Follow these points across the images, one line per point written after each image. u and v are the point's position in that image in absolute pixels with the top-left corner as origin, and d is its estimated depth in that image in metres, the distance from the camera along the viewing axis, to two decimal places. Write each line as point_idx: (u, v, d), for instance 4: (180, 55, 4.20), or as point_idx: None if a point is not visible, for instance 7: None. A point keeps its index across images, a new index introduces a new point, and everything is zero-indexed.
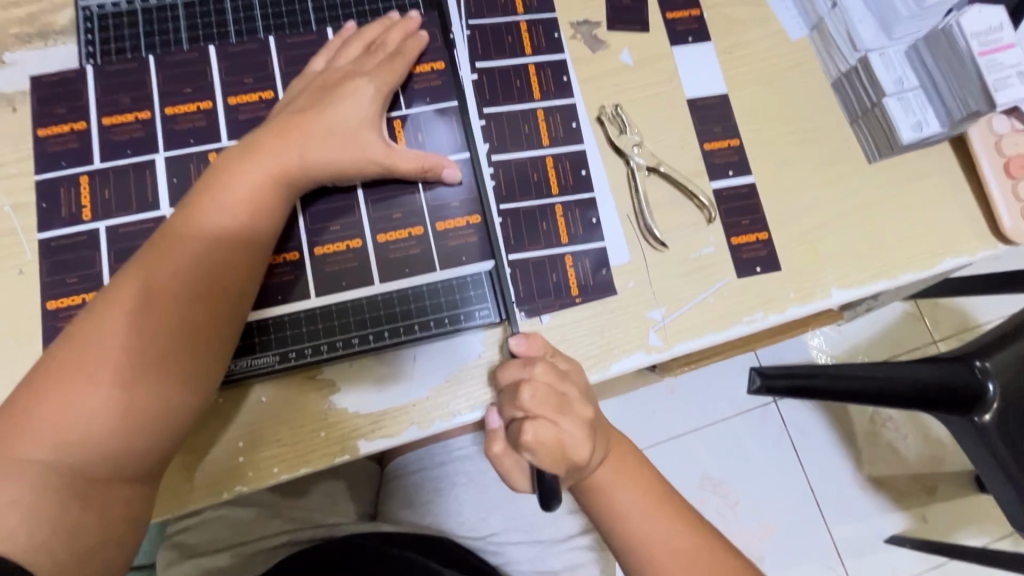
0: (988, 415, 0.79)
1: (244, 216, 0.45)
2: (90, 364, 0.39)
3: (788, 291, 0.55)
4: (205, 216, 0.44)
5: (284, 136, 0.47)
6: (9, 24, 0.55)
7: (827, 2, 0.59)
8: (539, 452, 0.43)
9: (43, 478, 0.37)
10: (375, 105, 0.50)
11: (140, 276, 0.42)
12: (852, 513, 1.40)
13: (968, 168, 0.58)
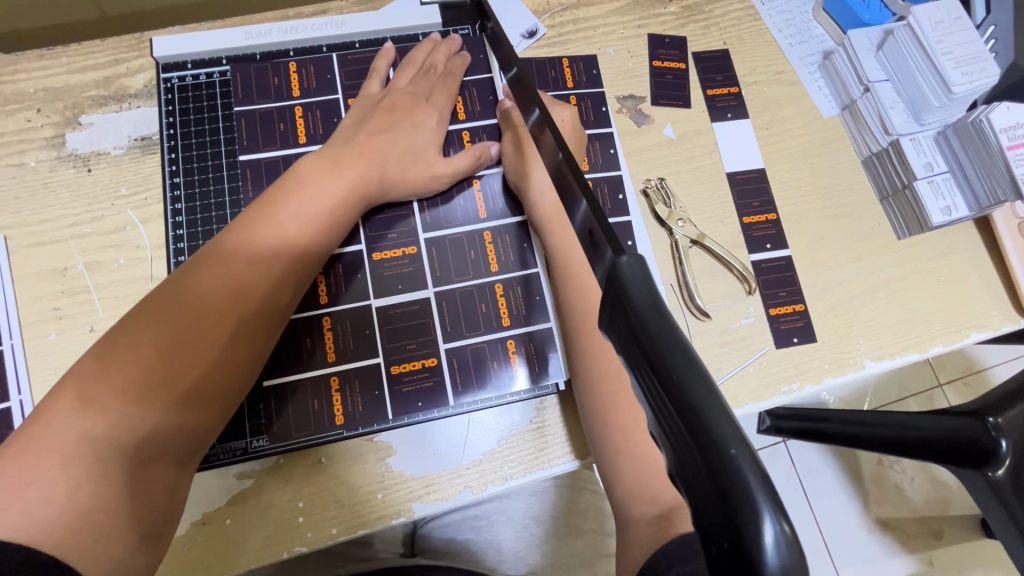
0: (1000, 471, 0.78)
1: (321, 230, 0.48)
2: (154, 344, 0.40)
3: (822, 362, 0.58)
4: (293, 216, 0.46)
5: (365, 152, 0.51)
6: (87, 87, 0.58)
7: (859, 86, 0.62)
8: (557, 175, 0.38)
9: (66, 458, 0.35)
10: (438, 127, 0.56)
11: (184, 303, 0.41)
12: (859, 553, 1.41)
13: (992, 246, 0.62)
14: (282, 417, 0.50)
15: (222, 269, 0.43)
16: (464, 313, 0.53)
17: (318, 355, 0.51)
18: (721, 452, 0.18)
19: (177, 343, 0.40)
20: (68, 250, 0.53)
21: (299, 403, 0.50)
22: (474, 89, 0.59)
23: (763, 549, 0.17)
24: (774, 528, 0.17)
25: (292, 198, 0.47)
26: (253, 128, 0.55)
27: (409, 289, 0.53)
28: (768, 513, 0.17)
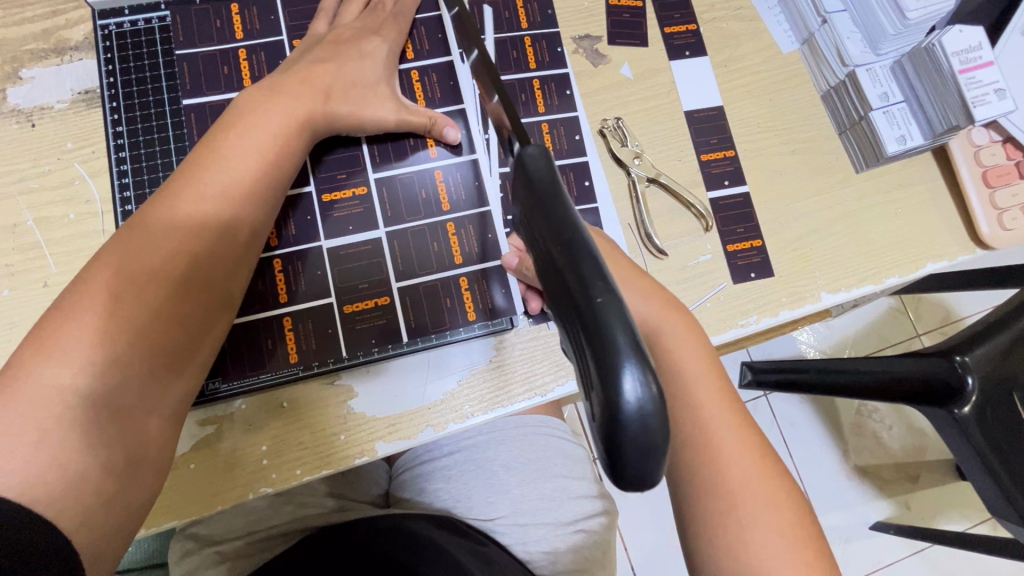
0: (966, 406, 0.80)
1: (270, 157, 0.46)
2: (114, 290, 0.39)
3: (780, 296, 0.58)
4: (236, 148, 0.45)
5: (305, 82, 0.49)
6: (25, 40, 0.56)
7: (817, 18, 0.61)
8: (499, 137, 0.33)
9: (47, 409, 0.34)
10: (387, 63, 0.54)
11: (141, 248, 0.41)
12: (838, 500, 1.46)
13: (949, 177, 0.62)
14: (238, 357, 0.50)
15: (175, 207, 0.42)
16: (418, 253, 0.53)
17: (271, 296, 0.51)
18: (590, 303, 0.21)
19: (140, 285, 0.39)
20: (16, 206, 0.53)
21: (254, 343, 0.51)
22: (425, 32, 0.57)
23: (625, 397, 0.20)
24: (637, 379, 0.20)
25: (235, 130, 0.46)
26: (195, 76, 0.54)
27: (361, 228, 0.53)
28: (628, 368, 0.20)
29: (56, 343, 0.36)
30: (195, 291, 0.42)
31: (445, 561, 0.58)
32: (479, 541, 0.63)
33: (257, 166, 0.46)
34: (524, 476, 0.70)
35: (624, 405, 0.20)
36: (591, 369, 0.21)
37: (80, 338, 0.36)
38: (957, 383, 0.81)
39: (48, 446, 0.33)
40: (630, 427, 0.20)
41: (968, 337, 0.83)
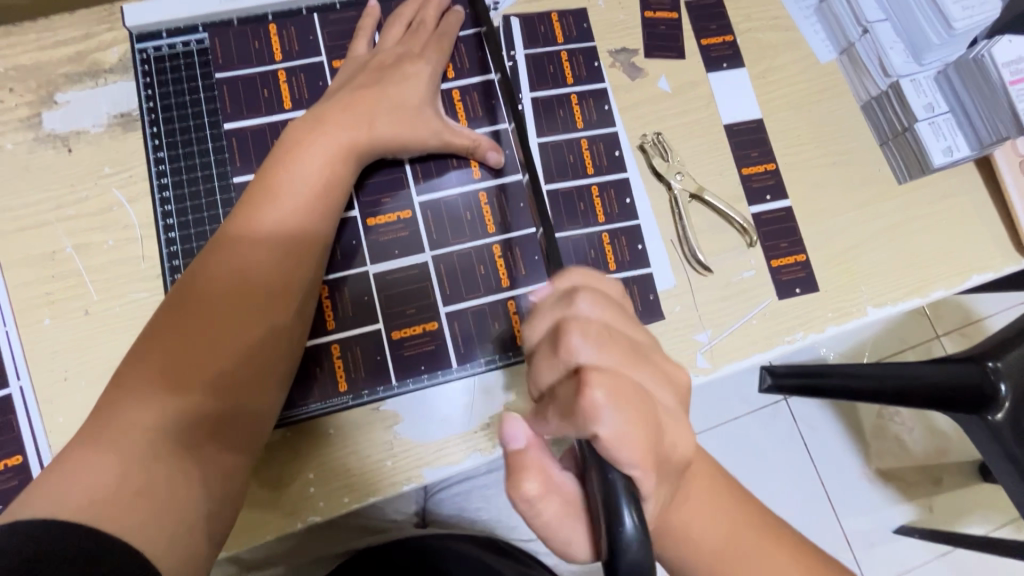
0: (999, 414, 0.80)
1: (319, 184, 0.47)
2: (181, 332, 0.40)
3: (826, 312, 0.57)
4: (286, 181, 0.46)
5: (349, 109, 0.49)
6: (59, 63, 0.55)
7: (857, 28, 0.60)
8: (621, 407, 0.31)
9: (127, 446, 0.36)
10: (431, 84, 0.53)
11: (204, 288, 0.42)
12: (861, 504, 1.45)
13: (993, 188, 0.61)
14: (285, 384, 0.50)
15: (232, 248, 0.43)
16: (464, 275, 0.53)
17: (317, 321, 0.50)
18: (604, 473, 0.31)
19: (204, 325, 0.41)
20: (55, 233, 0.52)
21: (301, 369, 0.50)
22: (465, 50, 0.57)
23: (624, 527, 0.30)
24: (631, 515, 0.30)
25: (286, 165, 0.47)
26: (235, 100, 0.53)
27: (406, 252, 0.52)
28: (626, 509, 0.30)
29: (136, 384, 0.39)
30: (251, 325, 0.42)
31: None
32: (525, 562, 0.62)
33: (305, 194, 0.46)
34: None
35: (624, 536, 0.29)
36: (601, 498, 0.31)
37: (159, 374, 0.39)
38: (989, 390, 0.80)
39: (128, 476, 0.35)
40: (627, 552, 0.29)
41: (995, 343, 0.83)
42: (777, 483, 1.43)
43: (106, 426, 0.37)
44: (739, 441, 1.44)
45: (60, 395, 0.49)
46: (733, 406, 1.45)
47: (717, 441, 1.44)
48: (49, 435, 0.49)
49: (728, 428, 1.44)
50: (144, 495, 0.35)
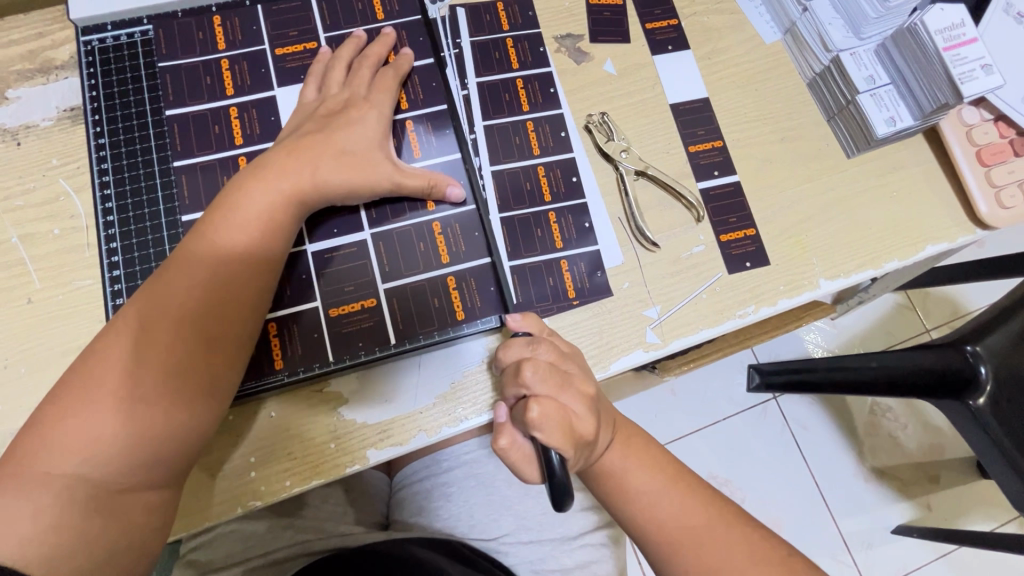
0: (982, 398, 0.78)
1: (258, 232, 0.46)
2: (107, 381, 0.40)
3: (778, 285, 0.57)
4: (224, 231, 0.45)
5: (295, 156, 0.48)
6: (11, 61, 0.57)
7: (797, 7, 0.61)
8: (545, 428, 0.42)
9: (55, 495, 0.38)
10: (380, 127, 0.52)
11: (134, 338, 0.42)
12: (857, 504, 1.41)
13: (943, 160, 0.61)
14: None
15: (163, 296, 0.43)
16: (403, 253, 0.53)
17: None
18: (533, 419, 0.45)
19: (133, 378, 0.41)
20: (1, 224, 0.53)
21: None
22: (411, 40, 0.59)
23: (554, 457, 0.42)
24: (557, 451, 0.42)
25: (223, 209, 0.46)
26: (177, 87, 0.54)
27: (345, 232, 0.52)
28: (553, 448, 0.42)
29: (63, 437, 0.39)
30: (186, 385, 0.42)
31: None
32: (483, 569, 0.58)
33: (243, 247, 0.45)
34: (527, 489, 0.66)
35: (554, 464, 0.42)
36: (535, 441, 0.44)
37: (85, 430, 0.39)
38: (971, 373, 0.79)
39: (47, 525, 0.37)
40: (555, 476, 0.41)
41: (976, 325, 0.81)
42: (770, 484, 1.40)
43: (30, 473, 0.38)
44: (727, 442, 1.42)
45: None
46: (721, 406, 1.43)
47: (705, 441, 1.42)
48: None
49: (717, 429, 1.42)
50: (68, 549, 0.37)
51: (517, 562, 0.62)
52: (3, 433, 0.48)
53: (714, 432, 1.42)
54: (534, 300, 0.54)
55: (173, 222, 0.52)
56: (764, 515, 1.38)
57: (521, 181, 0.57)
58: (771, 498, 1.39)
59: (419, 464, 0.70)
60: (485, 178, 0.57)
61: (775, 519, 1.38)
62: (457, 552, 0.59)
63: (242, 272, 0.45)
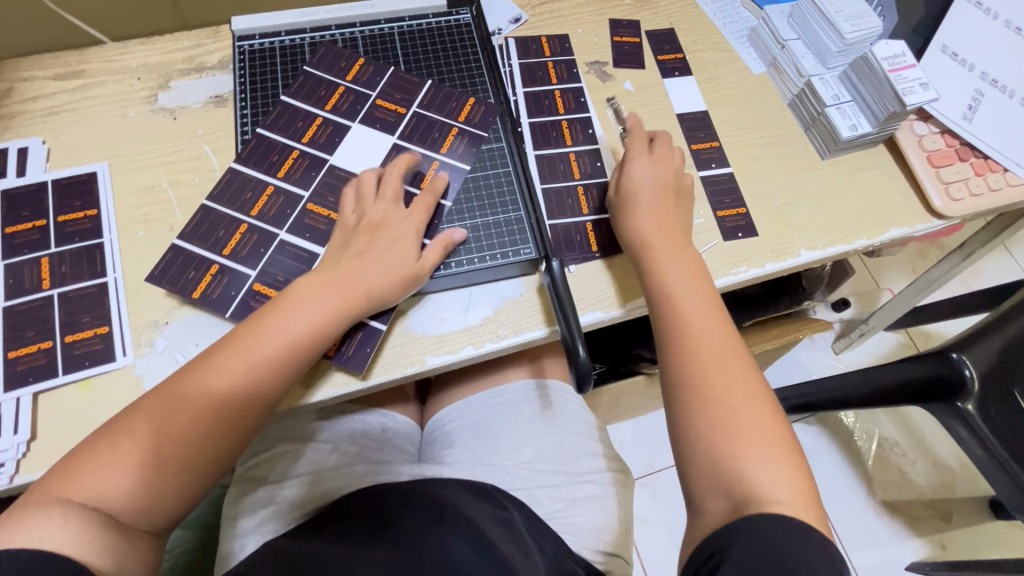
0: (971, 401, 0.94)
1: (304, 333, 0.55)
2: (153, 434, 0.49)
3: (765, 251, 0.69)
4: (277, 327, 0.54)
5: (349, 272, 0.58)
6: (177, 62, 0.75)
7: (777, 46, 0.78)
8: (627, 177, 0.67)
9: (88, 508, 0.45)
10: (418, 246, 0.61)
11: (184, 405, 0.50)
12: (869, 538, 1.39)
13: (902, 164, 0.74)
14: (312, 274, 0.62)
15: (215, 374, 0.52)
16: (463, 203, 0.67)
17: (314, 229, 0.65)
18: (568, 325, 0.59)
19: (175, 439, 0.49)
20: (157, 173, 0.68)
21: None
22: (473, 56, 0.76)
23: (581, 357, 0.56)
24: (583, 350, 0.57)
25: (279, 303, 0.55)
26: (303, 84, 0.72)
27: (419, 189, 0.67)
28: (581, 349, 0.57)
29: (105, 473, 0.47)
30: (214, 449, 0.51)
31: (459, 529, 0.60)
32: (500, 505, 0.65)
33: (283, 341, 0.54)
34: (548, 429, 0.75)
35: (579, 359, 0.57)
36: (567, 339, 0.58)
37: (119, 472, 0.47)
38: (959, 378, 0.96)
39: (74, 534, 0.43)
40: (579, 367, 0.56)
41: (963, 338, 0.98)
42: None
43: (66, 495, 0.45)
44: None
45: (142, 287, 0.62)
46: None
47: None
48: (129, 314, 0.61)
49: None
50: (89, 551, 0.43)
51: (527, 495, 0.69)
52: (141, 322, 0.61)
53: None
54: (564, 249, 0.67)
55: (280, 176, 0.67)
56: None
57: (557, 161, 0.72)
58: None
59: (454, 408, 0.79)
60: (532, 159, 0.72)
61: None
62: (479, 488, 0.67)
63: (284, 367, 0.54)
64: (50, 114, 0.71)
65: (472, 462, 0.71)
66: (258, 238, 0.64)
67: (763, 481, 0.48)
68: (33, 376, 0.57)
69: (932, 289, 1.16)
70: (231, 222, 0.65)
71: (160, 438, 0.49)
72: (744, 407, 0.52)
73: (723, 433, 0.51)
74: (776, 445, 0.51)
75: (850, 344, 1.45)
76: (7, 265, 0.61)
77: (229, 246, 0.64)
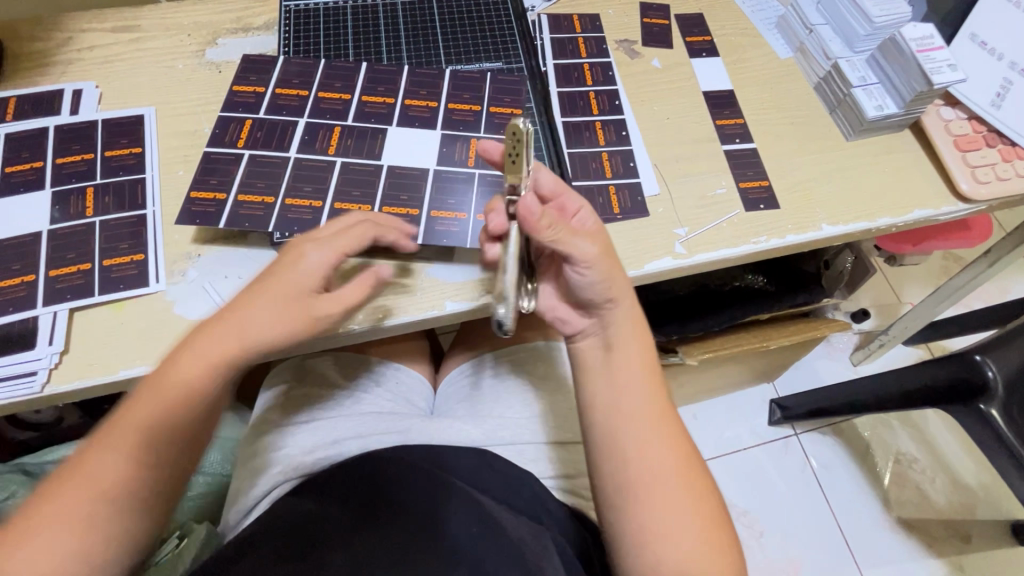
0: (994, 405, 0.88)
1: (189, 377, 0.49)
2: (71, 508, 0.46)
3: (787, 224, 0.69)
4: (171, 371, 0.49)
5: (227, 316, 0.51)
6: (225, 23, 0.79)
7: (805, 30, 0.80)
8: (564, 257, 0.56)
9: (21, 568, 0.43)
10: (323, 268, 0.53)
11: (87, 475, 0.47)
12: (886, 557, 1.29)
13: (928, 149, 0.75)
14: (334, 196, 0.63)
15: (115, 435, 0.48)
16: (484, 154, 0.66)
17: (323, 148, 0.66)
18: None
19: (85, 512, 0.46)
20: (200, 119, 0.71)
21: (344, 193, 0.63)
22: (508, 28, 0.79)
23: None
24: None
25: (177, 377, 0.49)
26: (345, 43, 0.75)
27: (442, 140, 0.67)
28: None
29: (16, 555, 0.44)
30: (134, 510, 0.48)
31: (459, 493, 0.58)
32: (506, 471, 0.64)
33: (191, 382, 0.49)
34: (561, 390, 0.75)
35: None
36: None
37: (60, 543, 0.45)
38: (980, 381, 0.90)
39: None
40: None
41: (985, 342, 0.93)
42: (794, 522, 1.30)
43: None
44: (748, 471, 1.35)
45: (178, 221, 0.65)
46: (742, 436, 1.38)
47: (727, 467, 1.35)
48: (164, 245, 0.63)
49: (736, 458, 1.36)
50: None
51: (529, 457, 0.69)
52: (173, 253, 0.63)
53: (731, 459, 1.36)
54: None
55: (307, 111, 0.68)
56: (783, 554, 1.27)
57: (585, 128, 0.74)
58: (795, 535, 1.29)
59: (467, 366, 0.80)
60: (559, 124, 0.74)
61: (795, 558, 1.27)
62: (483, 453, 0.65)
63: (175, 414, 0.49)
64: (104, 62, 0.75)
65: (478, 418, 0.70)
66: (278, 164, 0.64)
67: (676, 559, 0.50)
68: (71, 294, 0.59)
69: (957, 296, 1.10)
70: (235, 134, 0.66)
71: (93, 504, 0.46)
72: (661, 475, 0.53)
73: (643, 517, 0.52)
74: (697, 518, 0.52)
75: (868, 356, 1.39)
76: (55, 193, 0.65)
77: (242, 139, 0.66)
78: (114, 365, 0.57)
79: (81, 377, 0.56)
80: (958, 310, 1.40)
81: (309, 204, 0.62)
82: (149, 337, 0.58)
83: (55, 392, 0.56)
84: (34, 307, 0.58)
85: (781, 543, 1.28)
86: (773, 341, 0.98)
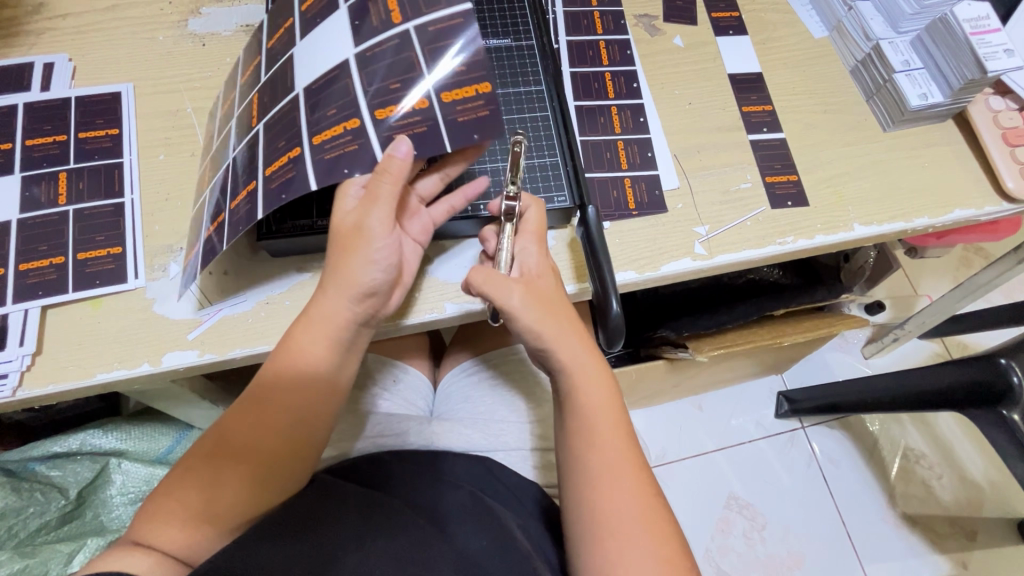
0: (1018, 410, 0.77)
1: (319, 326, 0.51)
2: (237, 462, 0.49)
3: (816, 223, 0.64)
4: (303, 334, 0.51)
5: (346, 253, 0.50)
6: None
7: (843, 7, 0.73)
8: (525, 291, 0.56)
9: (175, 531, 0.46)
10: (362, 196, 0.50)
11: (245, 428, 0.50)
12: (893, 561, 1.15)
13: (973, 142, 0.69)
14: (263, 165, 0.52)
15: (267, 391, 0.51)
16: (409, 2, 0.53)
17: (247, 123, 0.56)
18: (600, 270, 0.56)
19: (254, 456, 0.50)
20: (182, 97, 0.66)
21: (273, 149, 0.52)
22: None
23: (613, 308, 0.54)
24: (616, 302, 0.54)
25: (303, 342, 0.51)
26: None
27: (353, 14, 0.54)
28: (615, 302, 0.54)
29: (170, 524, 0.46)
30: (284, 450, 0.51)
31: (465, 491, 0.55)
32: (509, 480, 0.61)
33: (315, 334, 0.51)
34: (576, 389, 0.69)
35: (612, 310, 0.54)
36: (597, 283, 0.56)
37: (164, 525, 0.46)
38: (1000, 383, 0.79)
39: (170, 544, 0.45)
40: (609, 320, 0.55)
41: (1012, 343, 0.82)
42: (796, 519, 1.18)
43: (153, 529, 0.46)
44: (747, 464, 1.22)
45: (159, 210, 0.60)
46: (746, 426, 1.26)
47: (727, 459, 1.23)
48: (144, 238, 0.59)
49: (741, 451, 1.23)
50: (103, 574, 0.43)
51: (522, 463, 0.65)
52: (154, 246, 0.58)
53: (732, 449, 1.23)
54: (600, 205, 0.63)
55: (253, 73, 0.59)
56: (785, 551, 1.15)
57: (598, 114, 0.68)
58: (796, 532, 1.17)
59: (470, 359, 0.75)
60: (572, 108, 0.68)
61: (796, 552, 1.15)
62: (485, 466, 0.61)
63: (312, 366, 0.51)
64: (78, 32, 0.69)
65: (474, 420, 0.66)
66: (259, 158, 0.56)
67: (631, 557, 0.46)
68: (43, 290, 0.55)
69: (984, 289, 1.00)
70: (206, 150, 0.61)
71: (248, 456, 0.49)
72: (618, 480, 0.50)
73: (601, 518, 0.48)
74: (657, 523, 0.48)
75: (881, 349, 1.30)
76: (24, 178, 0.60)
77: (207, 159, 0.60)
78: (92, 368, 0.53)
79: (57, 381, 0.53)
80: (980, 305, 1.36)
81: (242, 191, 0.51)
82: (126, 338, 0.54)
83: (28, 397, 0.52)
84: (5, 304, 0.54)
85: (783, 540, 1.16)
86: (789, 338, 0.87)
